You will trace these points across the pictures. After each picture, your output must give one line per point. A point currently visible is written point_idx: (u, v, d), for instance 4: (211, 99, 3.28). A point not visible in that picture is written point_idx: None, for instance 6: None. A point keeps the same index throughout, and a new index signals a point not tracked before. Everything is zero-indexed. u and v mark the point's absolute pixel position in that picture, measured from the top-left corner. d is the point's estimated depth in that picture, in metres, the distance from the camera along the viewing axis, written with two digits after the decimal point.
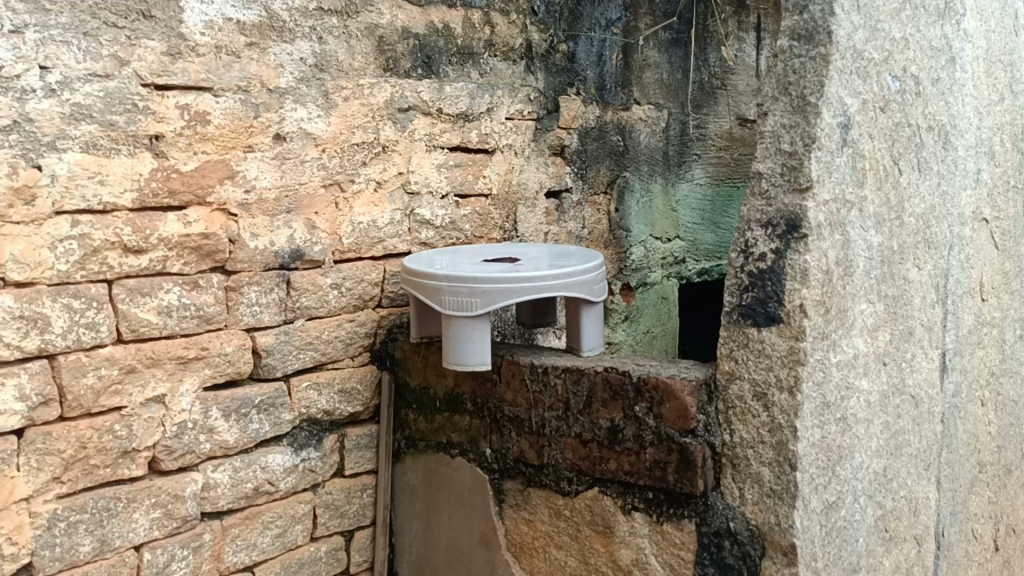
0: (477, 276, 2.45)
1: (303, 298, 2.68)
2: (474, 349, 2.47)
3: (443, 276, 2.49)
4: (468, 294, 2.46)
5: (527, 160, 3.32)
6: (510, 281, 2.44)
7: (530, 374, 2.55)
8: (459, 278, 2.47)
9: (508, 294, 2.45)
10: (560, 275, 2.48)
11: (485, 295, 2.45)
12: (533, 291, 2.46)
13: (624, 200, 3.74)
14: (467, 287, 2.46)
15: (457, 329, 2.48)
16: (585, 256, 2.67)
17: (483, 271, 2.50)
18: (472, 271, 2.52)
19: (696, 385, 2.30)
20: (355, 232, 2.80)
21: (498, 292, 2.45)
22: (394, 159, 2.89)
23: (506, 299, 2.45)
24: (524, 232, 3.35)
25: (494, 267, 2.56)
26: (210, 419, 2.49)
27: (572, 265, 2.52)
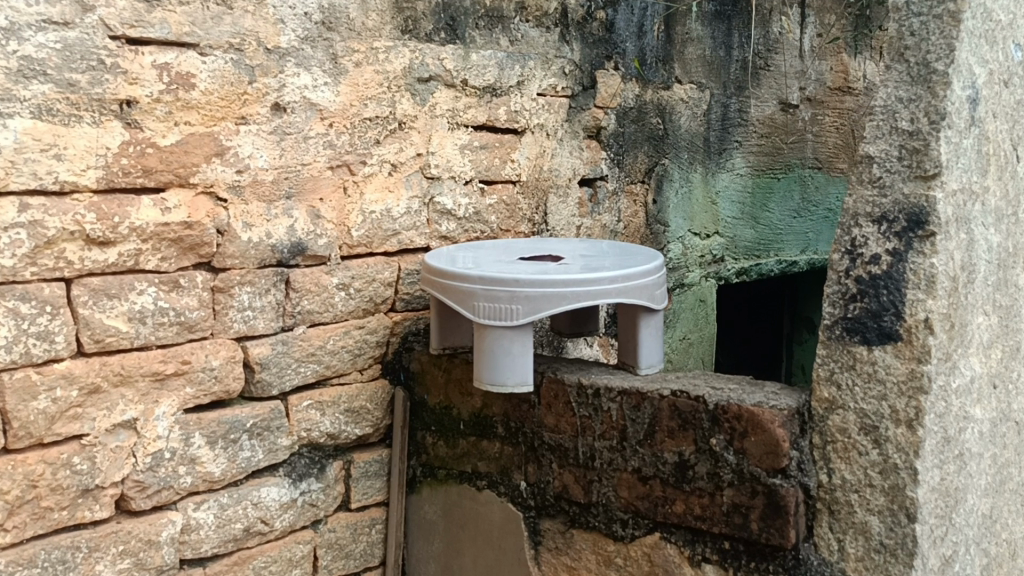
0: (520, 279, 2.02)
1: (305, 301, 2.25)
2: (513, 367, 2.04)
3: (478, 278, 2.06)
4: (509, 300, 2.03)
5: (560, 143, 2.90)
6: (559, 285, 2.02)
7: (578, 397, 2.14)
8: (497, 280, 2.04)
9: (557, 301, 2.02)
10: (619, 279, 2.06)
11: (530, 302, 2.02)
12: (587, 298, 2.03)
13: (662, 190, 3.32)
14: (507, 291, 2.03)
15: (493, 343, 2.05)
16: (642, 257, 2.25)
17: (525, 273, 2.07)
18: (513, 272, 2.09)
19: (789, 415, 1.89)
20: (366, 223, 2.37)
21: (545, 298, 2.02)
22: (412, 137, 2.46)
23: (555, 307, 2.02)
24: (555, 226, 2.92)
25: (538, 268, 2.13)
26: (191, 448, 2.06)
27: (632, 267, 2.10)
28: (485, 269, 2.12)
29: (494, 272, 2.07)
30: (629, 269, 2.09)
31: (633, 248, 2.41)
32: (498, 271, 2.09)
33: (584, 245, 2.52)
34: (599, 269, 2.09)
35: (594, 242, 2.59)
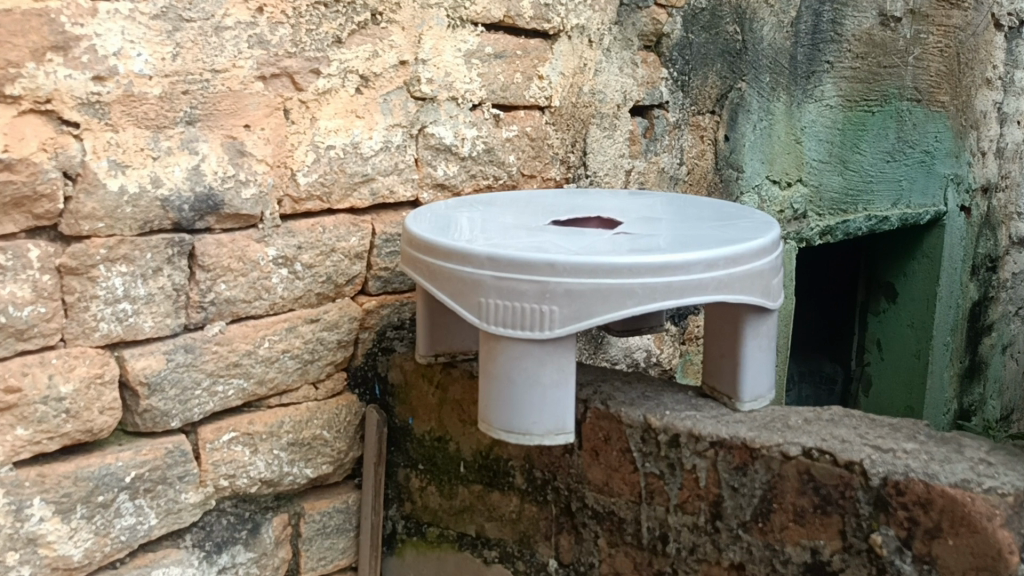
0: (557, 262, 1.21)
1: (222, 284, 1.47)
2: (546, 406, 1.25)
3: (486, 259, 1.25)
4: (538, 299, 1.22)
5: (605, 54, 2.07)
6: (623, 276, 1.21)
7: (642, 446, 1.37)
8: (518, 263, 1.23)
9: (618, 302, 1.21)
10: (720, 263, 1.25)
11: (573, 303, 1.22)
12: (668, 295, 1.22)
13: (736, 124, 2.49)
14: (534, 283, 1.22)
15: (511, 366, 1.25)
16: (746, 222, 1.43)
17: (563, 250, 1.26)
18: (543, 248, 1.27)
19: (1015, 507, 1.11)
20: (320, 165, 1.57)
21: (598, 296, 1.21)
22: (392, 37, 1.64)
23: (614, 311, 1.22)
24: (597, 170, 2.11)
25: (581, 242, 1.32)
26: (30, 524, 1.30)
27: (740, 242, 1.28)
28: (502, 243, 1.31)
29: (514, 248, 1.26)
30: (735, 245, 1.27)
31: (722, 206, 1.58)
32: (520, 246, 1.27)
33: (645, 201, 1.70)
34: (687, 246, 1.27)
35: (656, 196, 1.77)
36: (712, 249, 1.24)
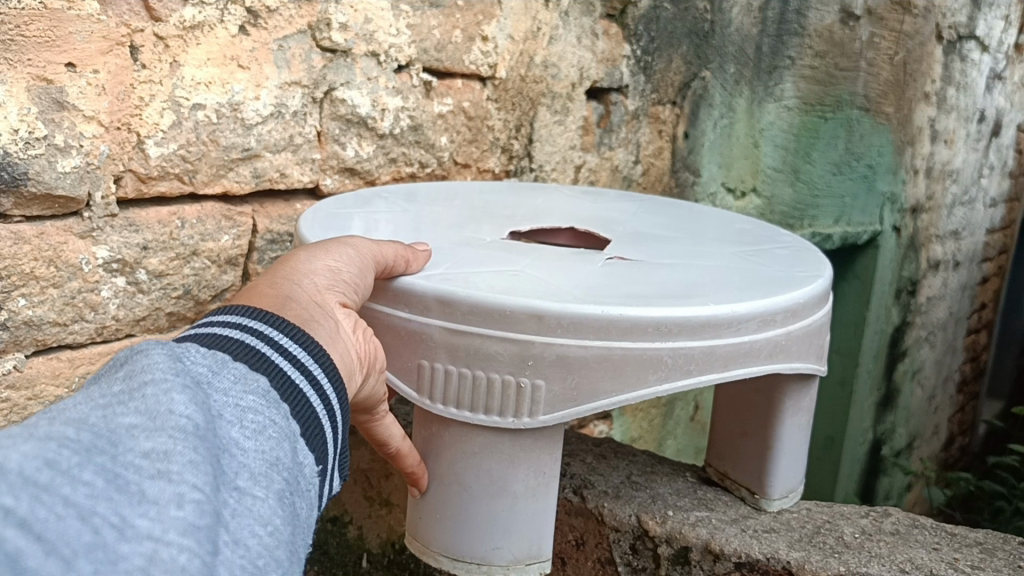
0: (548, 314, 0.81)
1: (22, 298, 0.98)
2: (512, 526, 0.89)
3: (435, 302, 0.84)
4: (514, 367, 0.83)
5: (562, 18, 1.66)
6: (647, 338, 0.83)
7: (627, 557, 0.98)
8: (486, 312, 0.82)
9: (636, 377, 0.84)
10: (778, 317, 0.89)
11: (568, 375, 0.83)
12: (707, 366, 0.86)
13: (697, 118, 2.12)
14: (511, 344, 0.82)
15: (467, 469, 0.88)
16: (777, 251, 1.07)
17: (550, 288, 0.87)
18: (521, 284, 0.87)
19: None
20: (183, 132, 1.10)
21: (608, 366, 0.83)
22: None
23: (631, 390, 0.84)
24: (541, 163, 1.70)
25: (573, 275, 0.92)
26: None
27: (798, 285, 0.92)
28: (456, 272, 0.90)
29: (479, 286, 0.84)
30: (791, 289, 0.91)
31: (728, 223, 1.22)
32: (485, 281, 0.86)
33: (618, 207, 1.31)
34: (727, 288, 0.90)
35: (630, 199, 1.38)
36: (767, 300, 0.88)
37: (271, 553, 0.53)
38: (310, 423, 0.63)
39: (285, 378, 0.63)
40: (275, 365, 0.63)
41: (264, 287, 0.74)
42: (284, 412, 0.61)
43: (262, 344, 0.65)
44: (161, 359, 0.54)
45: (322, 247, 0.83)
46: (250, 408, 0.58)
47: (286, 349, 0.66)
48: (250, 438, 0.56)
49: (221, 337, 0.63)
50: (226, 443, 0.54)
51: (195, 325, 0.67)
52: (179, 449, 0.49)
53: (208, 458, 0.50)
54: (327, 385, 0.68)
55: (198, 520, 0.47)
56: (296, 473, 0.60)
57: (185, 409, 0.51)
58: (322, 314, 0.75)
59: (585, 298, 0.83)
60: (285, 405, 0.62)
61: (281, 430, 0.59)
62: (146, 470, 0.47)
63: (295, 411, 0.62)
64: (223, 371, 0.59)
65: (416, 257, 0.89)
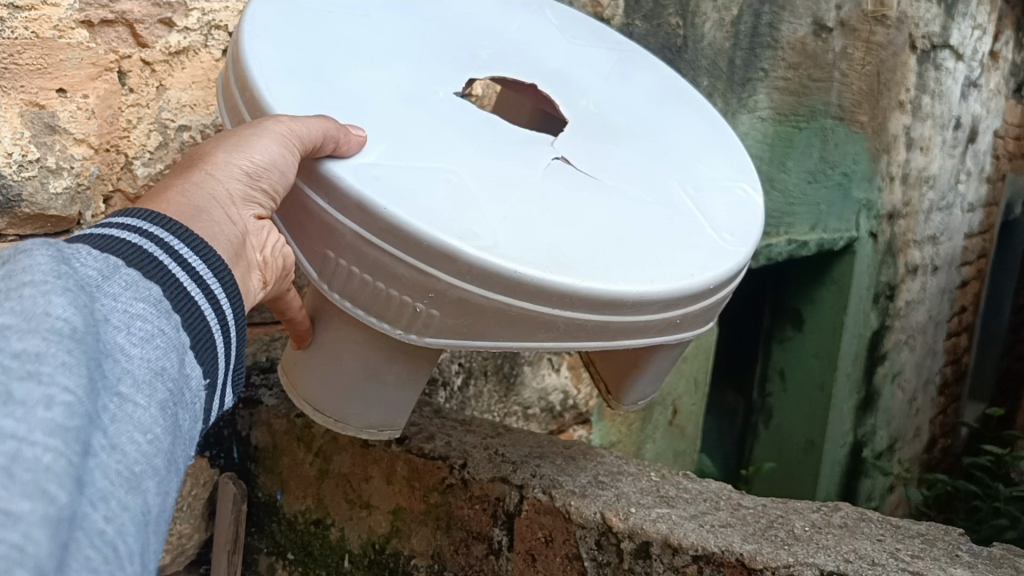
0: (461, 256, 0.81)
1: None
2: (373, 407, 1.04)
3: (353, 205, 0.82)
4: (413, 291, 0.84)
5: None
6: (548, 303, 0.84)
7: (592, 552, 1.04)
8: (401, 234, 0.81)
9: (527, 332, 0.87)
10: (682, 301, 0.93)
11: (462, 315, 0.85)
12: (595, 335, 0.90)
13: None
14: (415, 271, 0.82)
15: (346, 352, 1.00)
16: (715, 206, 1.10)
17: (474, 211, 0.86)
18: (448, 200, 0.86)
19: None
20: (170, 152, 1.16)
21: (502, 318, 0.85)
22: None
23: (518, 341, 0.88)
24: None
25: (503, 190, 0.92)
26: None
27: (709, 270, 0.96)
28: (388, 158, 0.88)
29: (404, 196, 0.83)
30: (701, 273, 0.94)
31: (693, 141, 1.24)
32: (412, 185, 0.85)
33: (593, 72, 1.30)
34: (644, 256, 0.92)
35: (613, 61, 1.37)
36: (673, 283, 0.90)
37: (149, 460, 0.60)
38: (200, 336, 0.71)
39: (181, 289, 0.70)
40: (171, 273, 0.70)
41: (172, 195, 0.78)
42: (175, 323, 0.68)
43: (161, 252, 0.70)
44: (44, 261, 0.59)
45: (239, 142, 0.84)
46: (139, 314, 0.64)
47: (186, 260, 0.72)
48: (137, 345, 0.62)
49: (120, 238, 0.69)
50: (111, 347, 0.60)
51: (98, 224, 0.72)
52: (53, 351, 0.54)
53: (85, 360, 0.56)
54: (222, 299, 0.75)
55: (67, 421, 0.52)
56: (180, 385, 0.67)
57: (65, 312, 0.56)
58: (231, 235, 0.81)
59: (505, 244, 0.83)
60: (176, 315, 0.68)
61: (169, 338, 0.66)
62: (15, 369, 0.52)
63: (186, 319, 0.69)
64: (115, 278, 0.64)
65: (358, 139, 0.87)
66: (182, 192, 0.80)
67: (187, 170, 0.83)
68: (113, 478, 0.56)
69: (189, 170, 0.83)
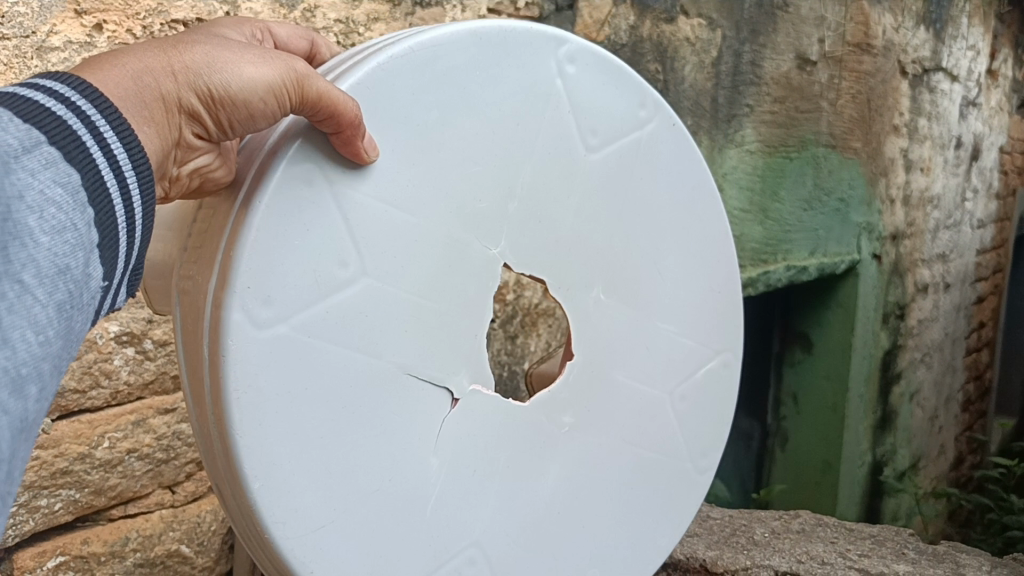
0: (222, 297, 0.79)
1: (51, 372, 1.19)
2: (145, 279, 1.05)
3: (252, 176, 0.82)
4: (202, 266, 0.84)
5: None
6: (209, 399, 0.82)
7: None
8: (235, 222, 0.80)
9: (197, 382, 0.85)
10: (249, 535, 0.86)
11: (189, 310, 0.85)
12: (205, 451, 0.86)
13: None
14: (212, 246, 0.83)
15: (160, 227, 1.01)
16: None
17: (290, 348, 0.81)
18: (297, 285, 0.81)
19: None
20: None
21: (195, 352, 0.85)
22: None
23: (195, 383, 0.86)
24: None
25: (381, 338, 0.87)
26: None
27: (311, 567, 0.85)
28: (342, 197, 0.83)
29: (269, 249, 0.79)
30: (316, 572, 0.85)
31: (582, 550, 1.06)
32: (303, 228, 0.81)
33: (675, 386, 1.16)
34: (323, 502, 0.85)
35: (689, 465, 1.20)
36: (275, 534, 0.82)
37: (36, 363, 0.62)
38: (110, 234, 0.69)
39: (99, 179, 0.68)
40: (93, 161, 0.68)
41: (121, 72, 0.74)
42: (87, 218, 0.66)
43: (90, 143, 0.68)
44: None
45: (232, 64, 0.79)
46: (54, 204, 0.63)
47: (115, 149, 0.70)
48: (46, 234, 0.62)
49: (39, 102, 0.66)
50: (19, 234, 0.60)
51: (24, 82, 0.68)
52: None
53: None
54: (138, 190, 0.71)
55: None
56: (81, 287, 0.67)
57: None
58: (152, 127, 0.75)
59: (253, 367, 0.79)
60: (90, 209, 0.67)
61: (79, 234, 0.65)
62: None
63: (98, 216, 0.68)
64: (33, 154, 0.63)
65: (365, 160, 0.83)
66: (147, 59, 0.76)
67: (167, 48, 0.77)
68: None
69: (174, 41, 0.78)
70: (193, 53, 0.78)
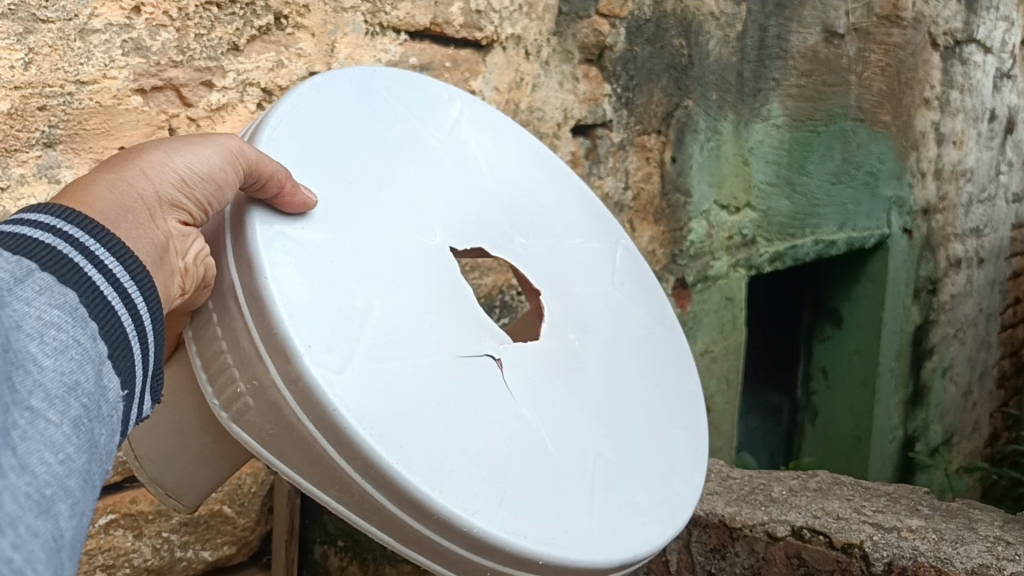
0: (304, 365, 0.80)
1: None
2: (170, 463, 1.01)
3: (247, 262, 0.84)
4: (245, 375, 0.83)
5: (545, 68, 1.88)
6: (333, 453, 0.81)
7: None
8: (262, 305, 0.82)
9: (309, 464, 0.83)
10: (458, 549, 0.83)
11: (266, 418, 0.83)
12: (362, 515, 0.83)
13: (684, 145, 2.33)
14: (252, 349, 0.82)
15: (177, 398, 0.98)
16: (648, 521, 0.99)
17: (371, 369, 0.84)
18: (327, 312, 0.85)
19: None
20: None
21: (293, 443, 0.82)
22: (300, 45, 1.42)
23: (300, 470, 0.84)
24: None
25: (416, 345, 0.90)
26: None
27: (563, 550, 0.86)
28: (315, 242, 0.89)
29: (295, 297, 0.83)
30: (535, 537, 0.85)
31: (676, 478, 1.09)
32: (307, 278, 0.85)
33: (639, 349, 1.23)
34: (480, 468, 0.86)
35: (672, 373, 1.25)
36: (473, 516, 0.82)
37: (61, 481, 0.58)
38: (118, 343, 0.68)
39: (98, 295, 0.67)
40: (89, 279, 0.67)
41: (102, 190, 0.77)
42: (92, 332, 0.65)
43: (86, 263, 0.68)
44: None
45: (179, 148, 0.85)
46: (54, 326, 0.61)
47: (109, 268, 0.70)
48: (51, 356, 0.60)
49: (30, 237, 0.66)
50: (24, 361, 0.58)
51: (9, 220, 0.68)
52: None
53: None
54: (140, 302, 0.71)
55: None
56: (97, 399, 0.64)
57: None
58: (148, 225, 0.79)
59: (337, 378, 0.81)
60: (93, 323, 0.65)
61: (85, 349, 0.63)
62: None
63: (103, 330, 0.66)
64: (27, 282, 0.61)
65: (309, 197, 0.90)
66: (113, 175, 0.80)
67: (124, 162, 0.82)
68: (21, 502, 0.54)
69: (124, 160, 0.83)
70: (146, 161, 0.82)
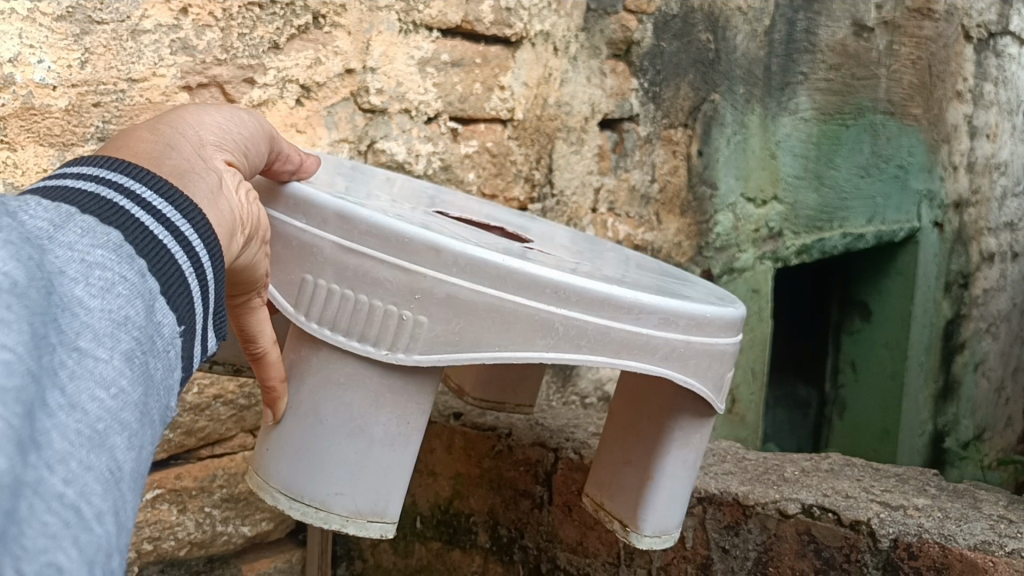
0: (446, 250, 0.90)
1: None
2: (366, 473, 0.97)
3: (334, 217, 0.92)
4: (399, 296, 0.91)
5: (572, 63, 1.93)
6: (518, 293, 0.91)
7: None
8: (379, 231, 0.90)
9: (508, 322, 0.92)
10: (658, 323, 0.97)
11: (453, 315, 0.91)
12: (569, 341, 0.94)
13: (710, 138, 2.36)
14: (402, 270, 0.90)
15: (328, 404, 0.96)
16: (712, 302, 1.17)
17: (471, 243, 0.95)
18: (398, 217, 0.96)
19: None
20: None
21: (488, 316, 0.91)
22: (336, 43, 1.48)
23: (502, 335, 0.92)
24: (563, 188, 1.96)
25: (455, 234, 1.03)
26: None
27: (713, 308, 1.04)
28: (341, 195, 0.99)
29: (381, 210, 0.94)
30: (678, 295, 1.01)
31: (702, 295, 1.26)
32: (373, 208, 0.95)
33: (605, 260, 1.31)
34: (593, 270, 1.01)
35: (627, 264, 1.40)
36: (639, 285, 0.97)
37: (115, 418, 0.51)
38: (172, 280, 0.60)
39: (145, 231, 0.59)
40: (135, 218, 0.60)
41: (147, 133, 0.76)
42: (140, 268, 0.57)
43: (125, 200, 0.61)
44: None
45: (204, 110, 0.86)
46: (98, 262, 0.54)
47: (152, 206, 0.63)
48: (96, 297, 0.52)
49: (74, 189, 0.60)
50: (67, 302, 0.51)
51: (50, 179, 0.63)
52: None
53: (30, 313, 0.46)
54: (197, 245, 0.64)
55: (5, 380, 0.43)
56: (152, 335, 0.57)
57: (3, 265, 0.47)
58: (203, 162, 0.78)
59: (454, 237, 0.93)
60: (142, 260, 0.58)
61: (133, 284, 0.55)
62: None
63: (156, 265, 0.59)
64: (68, 226, 0.55)
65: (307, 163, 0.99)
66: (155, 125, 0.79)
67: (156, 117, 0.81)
68: (72, 440, 0.47)
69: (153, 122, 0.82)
70: (179, 116, 0.83)
